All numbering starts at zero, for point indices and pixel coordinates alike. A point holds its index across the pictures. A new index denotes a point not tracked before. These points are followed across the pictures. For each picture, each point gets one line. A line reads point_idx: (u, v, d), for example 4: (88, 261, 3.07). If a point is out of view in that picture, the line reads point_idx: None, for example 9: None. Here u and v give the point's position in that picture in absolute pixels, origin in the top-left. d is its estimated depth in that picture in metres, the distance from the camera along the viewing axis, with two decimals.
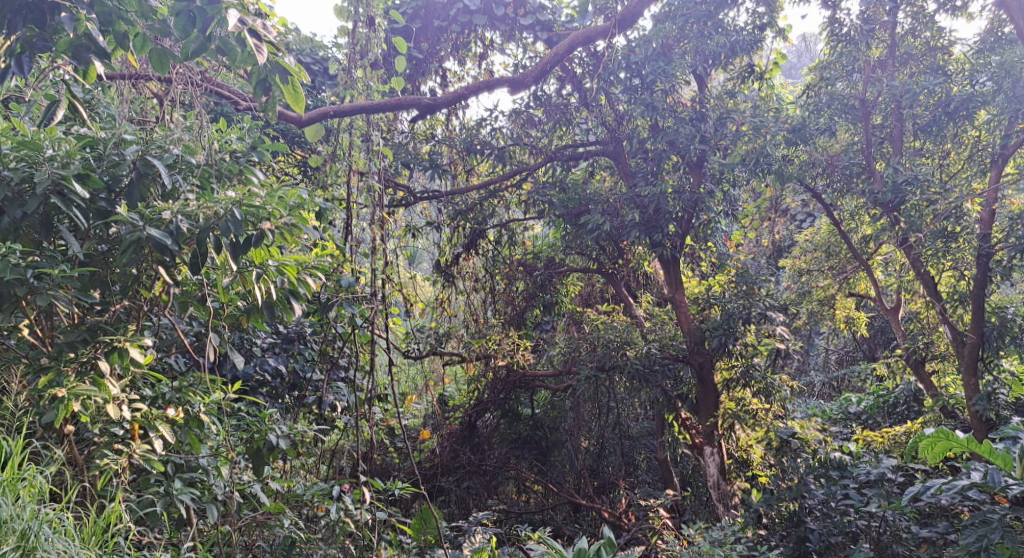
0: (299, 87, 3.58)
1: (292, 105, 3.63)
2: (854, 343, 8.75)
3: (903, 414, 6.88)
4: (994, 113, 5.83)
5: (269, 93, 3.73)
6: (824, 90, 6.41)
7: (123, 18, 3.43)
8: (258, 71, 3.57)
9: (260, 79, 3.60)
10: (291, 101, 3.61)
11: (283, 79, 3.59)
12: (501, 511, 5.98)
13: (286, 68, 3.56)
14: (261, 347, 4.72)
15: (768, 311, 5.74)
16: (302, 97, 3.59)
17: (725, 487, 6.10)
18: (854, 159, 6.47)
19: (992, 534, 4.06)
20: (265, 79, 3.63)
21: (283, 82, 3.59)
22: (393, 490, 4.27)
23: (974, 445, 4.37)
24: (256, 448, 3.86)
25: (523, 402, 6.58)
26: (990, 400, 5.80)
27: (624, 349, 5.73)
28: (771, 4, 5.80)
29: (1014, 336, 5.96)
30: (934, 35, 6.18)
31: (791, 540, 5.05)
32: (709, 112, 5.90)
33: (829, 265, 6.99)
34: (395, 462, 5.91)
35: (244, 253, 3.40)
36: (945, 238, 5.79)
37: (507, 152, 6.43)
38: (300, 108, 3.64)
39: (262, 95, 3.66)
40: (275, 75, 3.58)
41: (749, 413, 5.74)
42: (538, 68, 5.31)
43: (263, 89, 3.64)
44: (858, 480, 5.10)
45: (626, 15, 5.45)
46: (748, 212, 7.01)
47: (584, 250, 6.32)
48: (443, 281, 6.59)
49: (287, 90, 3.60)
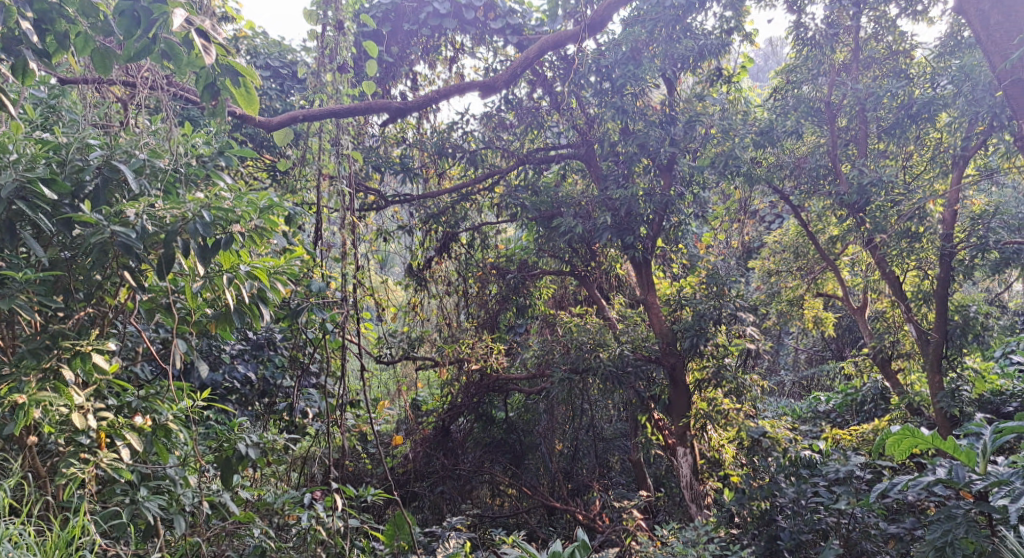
0: (253, 90, 3.59)
1: (246, 109, 3.63)
2: (823, 343, 8.93)
3: (871, 412, 7.00)
4: (955, 115, 5.92)
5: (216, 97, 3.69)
6: (791, 92, 6.53)
7: (62, 15, 3.41)
8: (206, 74, 3.53)
9: (208, 82, 3.57)
10: (244, 104, 3.62)
11: (234, 82, 3.57)
12: (476, 515, 5.96)
13: (237, 70, 3.54)
14: (230, 354, 4.70)
15: (738, 312, 5.87)
16: (256, 100, 3.61)
17: (698, 487, 6.08)
18: (820, 161, 6.58)
19: (957, 529, 4.13)
20: (213, 83, 3.60)
21: (235, 85, 3.59)
22: (366, 497, 4.22)
23: (940, 441, 4.42)
24: (226, 457, 3.77)
25: (497, 406, 6.60)
26: (954, 397, 5.94)
27: (597, 351, 5.76)
28: (738, 8, 5.89)
29: (976, 334, 6.12)
30: (896, 39, 6.37)
31: (763, 538, 5.13)
32: (678, 115, 5.96)
33: (798, 265, 7.08)
34: (368, 469, 5.86)
35: (212, 255, 3.41)
36: (909, 238, 5.95)
37: (479, 156, 6.40)
38: (253, 111, 3.64)
39: (210, 99, 3.61)
40: (224, 77, 3.56)
41: (720, 413, 5.82)
42: (509, 72, 5.31)
43: (210, 92, 3.60)
44: (828, 478, 5.14)
45: (595, 21, 5.48)
46: (719, 213, 7.07)
47: (557, 252, 6.35)
48: (415, 285, 6.55)
49: (239, 93, 3.60)
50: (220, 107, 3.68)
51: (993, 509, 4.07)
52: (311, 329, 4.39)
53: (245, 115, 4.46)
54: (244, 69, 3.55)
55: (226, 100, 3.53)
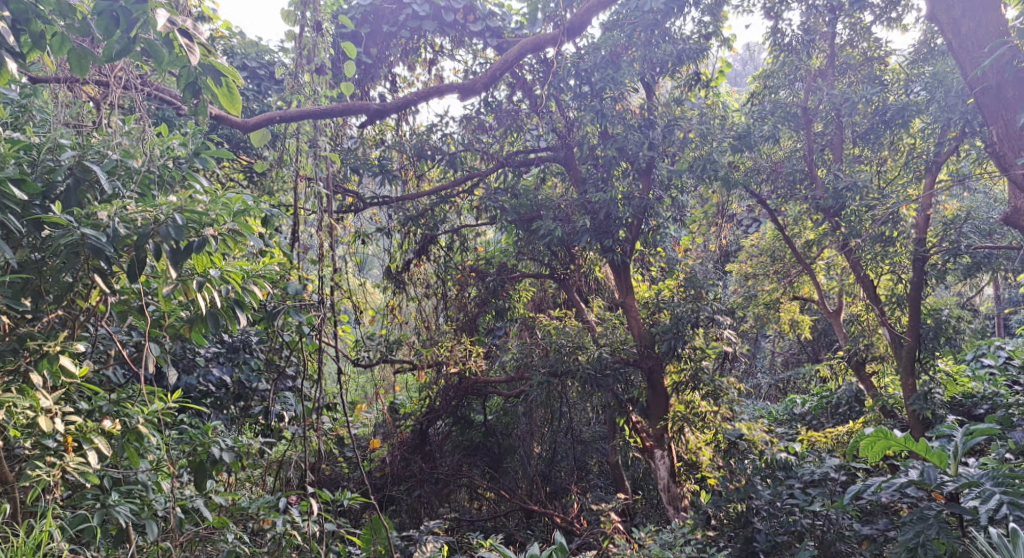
0: (235, 89, 3.53)
1: (229, 108, 3.57)
2: (799, 346, 9.02)
3: (846, 414, 7.02)
4: (929, 121, 6.10)
5: (199, 96, 3.65)
6: (767, 98, 6.59)
7: (38, 16, 3.34)
8: (188, 73, 3.50)
9: (189, 81, 3.53)
10: (227, 104, 3.56)
11: (216, 81, 3.52)
12: (454, 519, 5.95)
13: (218, 70, 3.49)
14: (205, 357, 4.65)
15: (715, 315, 5.90)
16: (238, 99, 3.54)
17: (674, 489, 6.16)
18: (797, 166, 6.62)
19: (928, 529, 4.19)
20: (195, 81, 3.56)
21: (217, 84, 3.53)
22: (342, 501, 4.19)
23: (912, 443, 4.50)
24: (199, 462, 3.74)
25: (475, 409, 6.61)
26: (927, 400, 6.03)
27: (576, 353, 5.78)
28: (716, 13, 5.95)
29: (949, 337, 6.20)
30: (870, 46, 6.44)
31: (739, 541, 5.15)
32: (657, 120, 6.01)
33: (774, 269, 7.14)
34: (344, 472, 5.86)
35: (185, 259, 3.34)
36: (883, 243, 5.98)
37: (458, 158, 6.39)
38: (236, 111, 3.57)
39: (191, 98, 3.57)
40: (206, 77, 3.51)
41: (697, 415, 5.93)
42: (489, 74, 5.32)
43: (192, 91, 3.56)
44: (803, 480, 5.23)
45: (574, 24, 5.47)
46: (696, 217, 7.11)
47: (536, 255, 6.36)
48: (394, 288, 6.45)
49: (222, 92, 3.54)
50: (202, 106, 3.66)
51: (963, 509, 4.15)
52: (288, 332, 4.37)
53: (221, 116, 4.44)
54: (226, 68, 3.49)
55: (208, 99, 3.48)
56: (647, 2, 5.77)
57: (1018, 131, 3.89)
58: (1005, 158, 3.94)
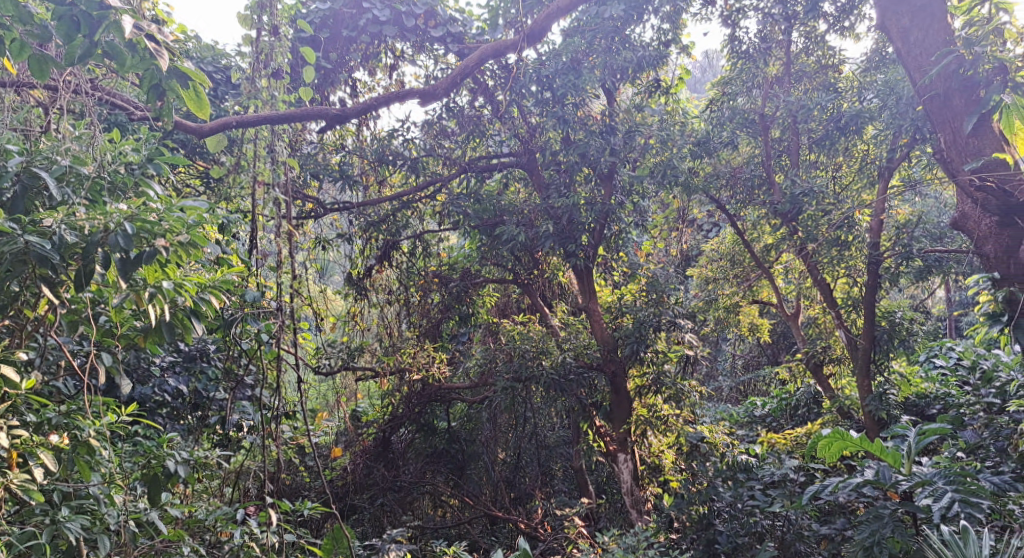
0: (203, 93, 3.54)
1: (195, 111, 3.58)
2: (759, 349, 9.16)
3: (805, 416, 7.11)
4: (880, 128, 6.21)
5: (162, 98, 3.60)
6: (727, 104, 6.69)
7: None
8: (153, 76, 3.45)
9: (154, 84, 3.48)
10: (194, 107, 3.56)
11: (182, 84, 3.52)
12: (417, 527, 5.89)
13: (185, 74, 3.49)
14: (160, 367, 4.56)
15: (677, 319, 5.94)
16: (206, 102, 3.57)
17: (638, 493, 6.18)
18: (755, 171, 6.79)
19: (884, 528, 4.27)
20: (159, 84, 3.52)
21: (183, 87, 3.53)
22: (302, 511, 4.13)
23: (867, 443, 4.59)
24: (153, 475, 3.67)
25: (439, 416, 6.62)
26: (882, 400, 6.17)
27: (540, 358, 5.79)
28: (675, 20, 6.03)
29: (903, 339, 6.33)
30: (824, 54, 6.63)
31: (700, 542, 5.27)
32: (618, 125, 6.04)
33: (734, 273, 7.22)
34: (306, 482, 5.81)
35: (134, 269, 3.27)
36: (839, 247, 6.12)
37: (420, 163, 6.32)
38: (203, 114, 3.59)
39: (155, 101, 3.53)
40: (172, 80, 3.50)
41: (659, 418, 5.99)
42: (448, 80, 5.28)
43: (156, 94, 3.52)
44: (763, 481, 5.31)
45: (534, 30, 5.45)
46: (658, 222, 7.18)
47: (499, 260, 6.35)
48: (355, 294, 6.35)
49: (188, 96, 3.54)
50: (166, 110, 3.60)
51: (917, 508, 4.25)
52: (246, 339, 4.32)
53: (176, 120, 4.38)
54: (193, 72, 3.51)
55: (174, 103, 3.48)
56: (607, 9, 5.85)
57: (967, 137, 3.92)
58: (954, 164, 3.98)
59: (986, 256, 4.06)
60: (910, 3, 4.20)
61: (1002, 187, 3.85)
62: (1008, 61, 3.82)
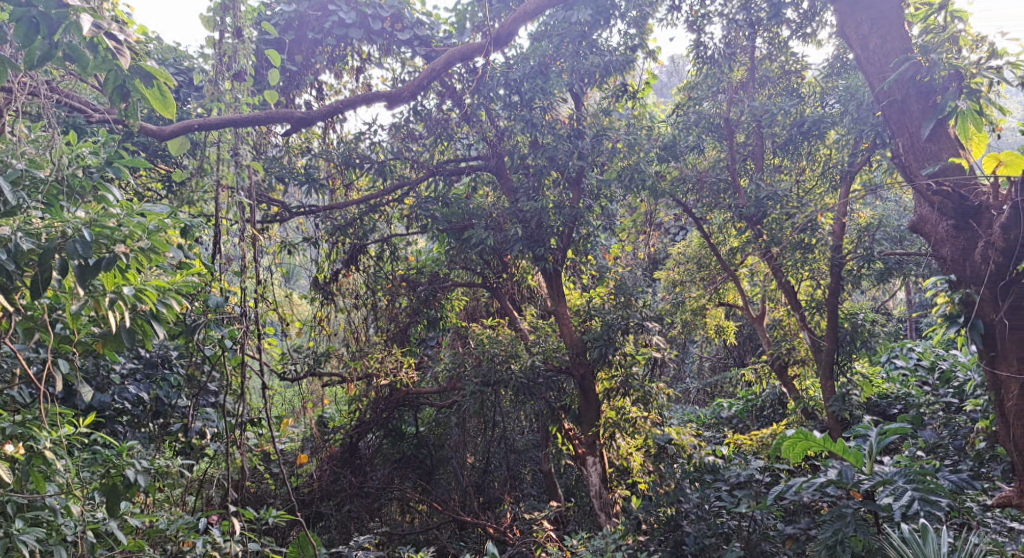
0: (167, 91, 3.49)
1: (161, 110, 3.53)
2: (725, 351, 9.28)
3: (770, 416, 7.40)
4: (842, 133, 6.38)
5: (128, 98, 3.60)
6: (692, 109, 6.81)
7: None
8: (116, 77, 3.44)
9: (118, 84, 3.48)
10: (159, 106, 3.52)
11: (146, 83, 3.49)
12: (384, 533, 5.84)
13: (149, 72, 3.45)
14: (120, 374, 4.47)
15: (644, 321, 6.01)
16: (171, 101, 3.51)
17: (606, 496, 6.20)
18: (720, 176, 6.83)
19: (847, 527, 4.32)
20: (124, 85, 3.51)
21: (147, 86, 3.50)
22: (267, 519, 4.07)
23: (830, 444, 4.65)
24: (112, 484, 3.59)
25: (407, 421, 6.54)
26: (845, 401, 6.29)
27: (509, 362, 5.78)
28: (642, 25, 6.08)
29: (864, 340, 6.46)
30: (787, 59, 6.69)
31: (668, 544, 5.29)
32: (585, 130, 6.08)
33: (700, 275, 7.26)
34: (271, 490, 5.75)
35: (93, 277, 3.20)
36: (803, 250, 6.21)
37: (387, 166, 6.28)
38: (169, 113, 3.54)
39: (121, 101, 3.54)
40: (136, 79, 3.47)
41: (628, 420, 5.98)
42: (413, 82, 5.20)
43: (121, 94, 3.53)
44: (730, 482, 5.40)
45: (500, 34, 5.39)
46: (626, 225, 7.23)
47: (468, 264, 6.32)
48: (322, 298, 6.25)
49: (153, 95, 3.51)
50: (133, 109, 3.61)
51: (879, 506, 4.33)
52: (209, 345, 4.25)
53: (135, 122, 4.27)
54: (157, 71, 3.46)
55: (137, 102, 3.44)
56: (574, 14, 5.87)
57: (925, 142, 3.99)
58: (912, 168, 4.04)
59: (943, 257, 4.05)
60: (870, 10, 4.24)
61: (959, 191, 3.89)
62: (964, 68, 3.88)
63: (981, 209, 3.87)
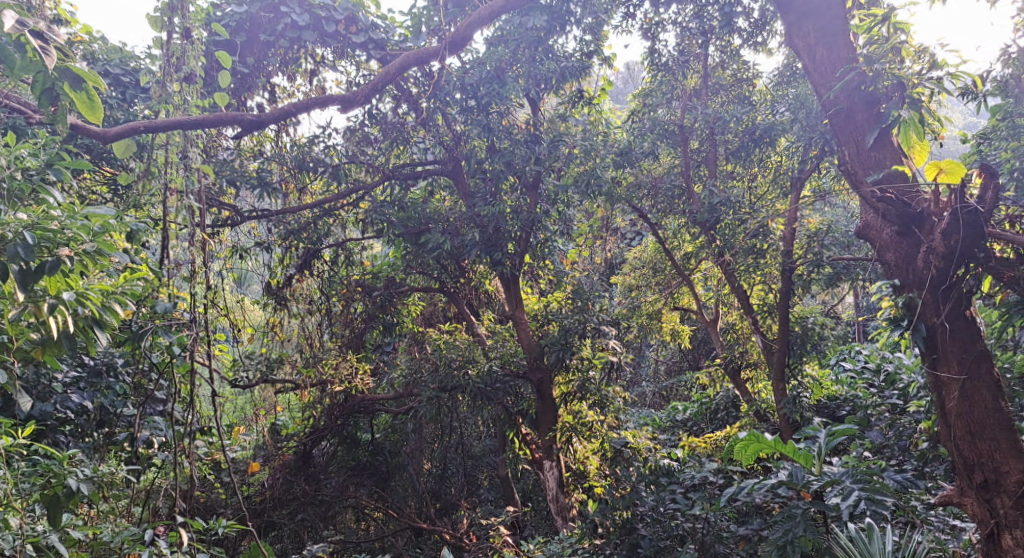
0: (96, 96, 3.33)
1: (88, 116, 3.37)
2: (681, 355, 9.40)
3: (724, 419, 7.40)
4: (793, 140, 6.45)
5: (58, 103, 3.44)
6: (647, 115, 6.92)
7: None
8: (44, 78, 3.30)
9: (46, 87, 3.32)
10: (86, 111, 3.35)
11: (75, 86, 3.32)
12: (339, 542, 5.75)
13: (78, 75, 3.30)
14: (63, 383, 4.34)
15: (601, 326, 6.05)
16: (99, 106, 3.36)
17: (563, 500, 6.24)
18: (674, 182, 6.92)
19: (796, 528, 4.39)
20: (53, 87, 3.35)
21: (76, 89, 3.33)
22: (216, 529, 3.99)
23: (781, 446, 4.75)
24: (53, 495, 3.48)
25: (362, 428, 6.52)
26: (796, 403, 6.42)
27: (466, 367, 5.77)
28: (598, 32, 6.15)
29: (814, 343, 6.60)
30: (739, 68, 6.93)
31: (624, 547, 5.37)
32: (542, 135, 6.16)
33: (656, 280, 7.44)
34: (221, 499, 5.66)
35: (34, 282, 3.12)
36: (755, 255, 6.35)
37: (342, 170, 6.19)
38: (97, 119, 3.37)
39: (49, 105, 3.37)
40: (64, 81, 3.31)
41: (584, 425, 5.95)
42: (369, 85, 4.91)
43: (49, 98, 3.36)
44: (685, 484, 5.40)
45: (456, 38, 5.16)
46: (582, 230, 7.28)
47: (425, 269, 6.29)
48: (275, 305, 6.07)
49: (81, 98, 3.34)
50: (62, 114, 3.44)
51: (828, 506, 4.42)
52: (156, 352, 4.15)
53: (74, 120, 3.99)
54: (87, 73, 3.30)
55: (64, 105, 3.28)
56: (530, 19, 5.87)
57: (868, 150, 3.93)
58: (857, 176, 3.96)
59: (887, 264, 3.91)
60: (817, 19, 4.22)
61: (901, 198, 3.76)
62: (906, 78, 3.85)
63: (923, 217, 3.74)
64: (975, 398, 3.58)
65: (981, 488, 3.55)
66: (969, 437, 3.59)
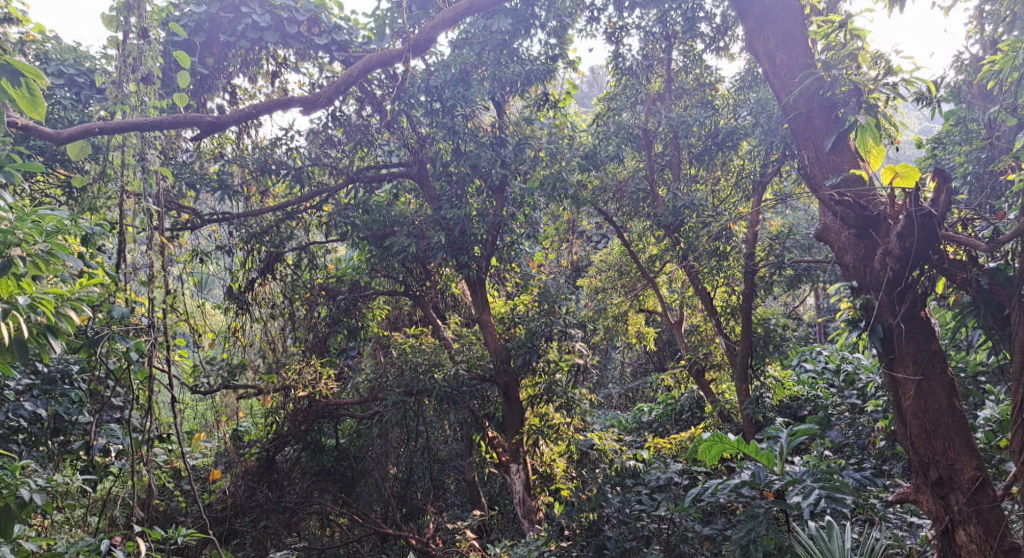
0: (37, 91, 3.32)
1: (29, 111, 3.35)
2: (646, 356, 9.47)
3: (688, 420, 7.60)
4: (754, 144, 6.66)
5: None
6: (611, 119, 7.00)
7: None
8: None
9: None
10: (27, 107, 3.34)
11: (15, 82, 3.27)
12: (304, 548, 5.72)
13: (18, 70, 3.25)
14: (15, 390, 4.23)
15: (567, 328, 6.12)
16: (41, 101, 3.35)
17: (530, 502, 6.29)
18: (639, 185, 6.99)
19: (759, 526, 4.45)
20: None
21: (15, 85, 3.29)
22: (176, 538, 3.92)
23: (743, 446, 4.88)
24: (5, 506, 3.40)
25: (327, 433, 6.44)
26: (759, 404, 6.55)
27: (432, 371, 5.76)
28: (562, 36, 6.18)
29: (776, 344, 6.69)
30: (701, 73, 7.02)
31: (590, 549, 5.36)
32: (508, 138, 6.19)
33: (621, 283, 7.47)
34: (182, 507, 5.58)
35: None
36: (718, 257, 6.41)
37: (305, 173, 6.09)
38: (38, 114, 3.37)
39: None
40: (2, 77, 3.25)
41: (551, 426, 6.04)
42: (331, 88, 4.85)
43: None
44: (650, 485, 5.48)
45: (420, 41, 5.08)
46: (548, 233, 7.31)
47: (390, 272, 6.23)
48: (236, 308, 6.00)
49: (20, 94, 3.31)
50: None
51: (789, 505, 4.49)
52: (113, 358, 4.07)
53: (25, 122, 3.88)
54: (28, 68, 3.27)
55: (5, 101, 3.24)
56: (495, 23, 5.89)
57: (827, 155, 3.98)
58: (816, 180, 4.01)
59: (845, 267, 3.96)
60: (776, 26, 4.28)
61: (858, 202, 3.81)
62: (863, 84, 3.91)
63: (880, 220, 3.79)
64: (930, 398, 3.65)
65: (936, 486, 3.62)
66: (924, 435, 3.65)
